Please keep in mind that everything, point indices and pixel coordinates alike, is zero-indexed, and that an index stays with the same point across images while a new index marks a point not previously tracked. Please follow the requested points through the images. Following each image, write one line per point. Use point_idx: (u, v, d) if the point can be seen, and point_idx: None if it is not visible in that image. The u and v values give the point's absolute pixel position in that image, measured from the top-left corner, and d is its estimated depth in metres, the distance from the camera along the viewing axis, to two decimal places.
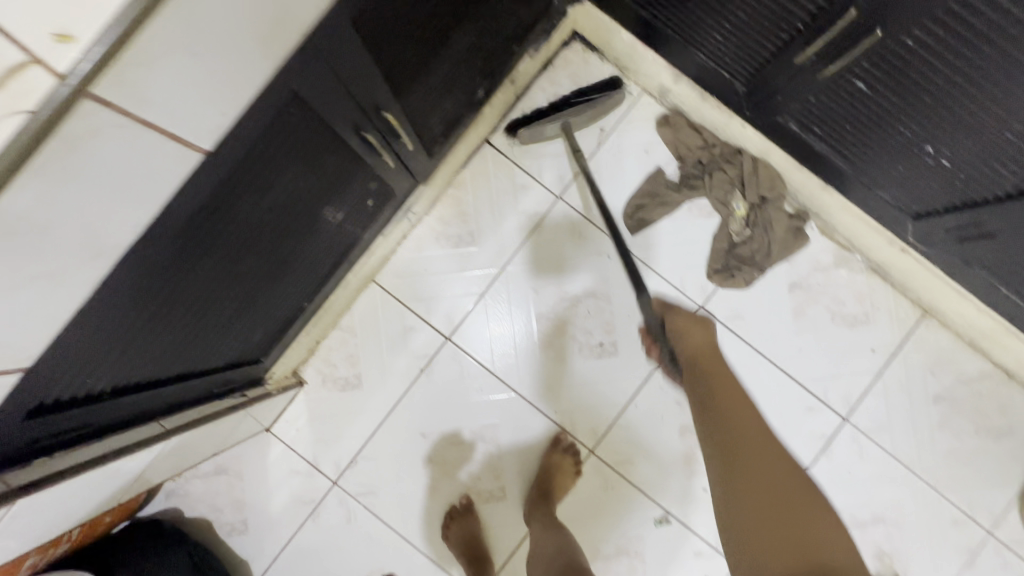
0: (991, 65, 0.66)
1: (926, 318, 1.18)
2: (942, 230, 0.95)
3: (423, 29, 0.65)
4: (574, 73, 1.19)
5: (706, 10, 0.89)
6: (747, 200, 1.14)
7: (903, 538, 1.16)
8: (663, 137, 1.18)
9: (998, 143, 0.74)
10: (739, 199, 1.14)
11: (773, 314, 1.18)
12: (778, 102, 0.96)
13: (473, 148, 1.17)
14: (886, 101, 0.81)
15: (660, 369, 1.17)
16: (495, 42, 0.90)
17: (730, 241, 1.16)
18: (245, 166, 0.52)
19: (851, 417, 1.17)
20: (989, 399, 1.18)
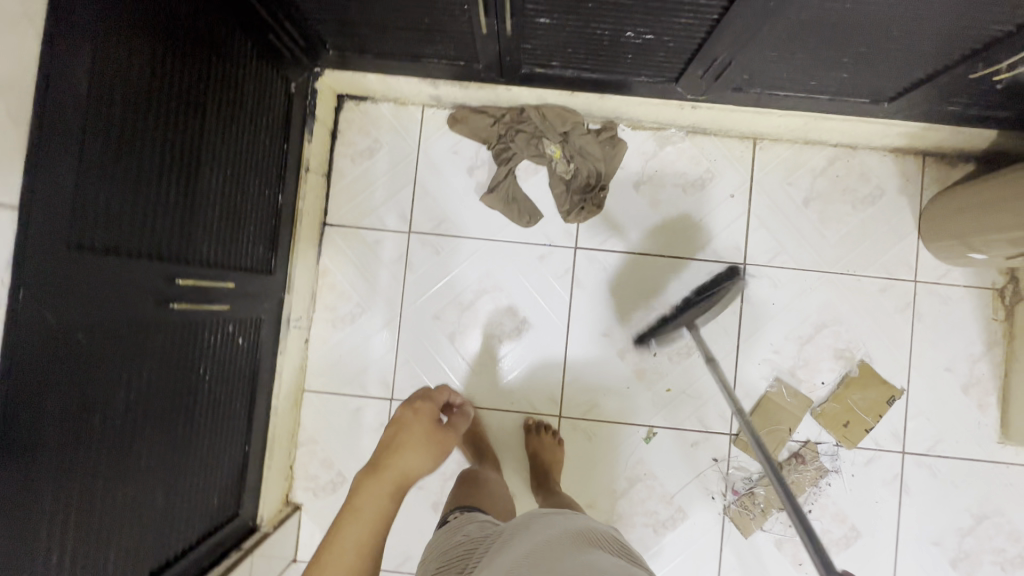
0: None
1: (757, 144, 1.26)
2: (699, 78, 1.03)
3: (160, 187, 0.74)
4: (361, 127, 1.29)
5: (400, 31, 0.99)
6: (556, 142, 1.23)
7: (849, 329, 1.24)
8: (461, 133, 1.27)
9: (660, 5, 0.83)
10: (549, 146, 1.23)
11: (636, 217, 1.27)
12: (512, 61, 1.05)
13: (318, 236, 1.27)
14: (572, 21, 0.89)
15: (574, 316, 1.26)
16: (256, 156, 1.00)
17: (565, 182, 1.25)
18: (68, 375, 0.62)
19: (748, 259, 1.26)
20: (848, 175, 1.26)
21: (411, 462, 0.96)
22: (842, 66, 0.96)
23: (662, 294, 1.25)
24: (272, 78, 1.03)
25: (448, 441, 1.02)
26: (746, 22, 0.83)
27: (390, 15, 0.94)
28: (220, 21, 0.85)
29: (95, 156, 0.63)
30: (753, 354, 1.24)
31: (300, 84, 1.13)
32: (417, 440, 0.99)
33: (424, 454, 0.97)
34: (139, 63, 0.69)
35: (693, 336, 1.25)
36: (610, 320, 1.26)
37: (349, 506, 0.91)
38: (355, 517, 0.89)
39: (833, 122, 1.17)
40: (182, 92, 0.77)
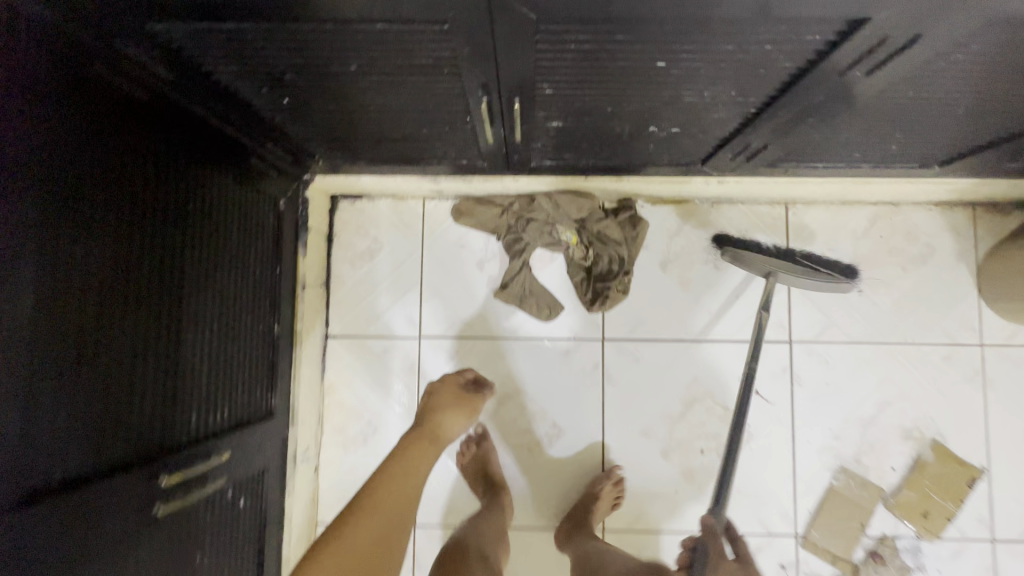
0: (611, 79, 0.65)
1: (790, 209, 1.16)
2: (729, 160, 0.93)
3: (128, 384, 0.63)
4: (358, 227, 1.19)
5: (397, 142, 0.90)
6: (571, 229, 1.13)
7: (914, 405, 1.12)
8: (467, 225, 1.17)
9: (690, 105, 0.73)
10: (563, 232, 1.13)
11: (665, 300, 1.15)
12: (520, 158, 0.95)
13: (320, 351, 1.16)
14: (588, 124, 0.80)
15: (608, 416, 1.14)
16: (247, 292, 0.89)
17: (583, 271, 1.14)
18: None
19: (794, 336, 1.14)
20: (893, 235, 1.15)
21: (452, 417, 0.95)
22: (892, 141, 0.86)
23: (702, 383, 1.14)
24: (257, 201, 0.92)
25: (481, 396, 1.02)
26: (790, 115, 0.73)
27: (386, 129, 0.85)
28: (192, 161, 0.73)
29: (39, 388, 0.51)
30: (811, 442, 1.12)
31: (290, 197, 1.02)
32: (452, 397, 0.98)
33: (460, 410, 0.96)
34: (86, 241, 0.56)
35: (742, 428, 1.12)
36: (648, 417, 1.14)
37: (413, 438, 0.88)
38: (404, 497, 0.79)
39: (875, 185, 1.06)
40: (150, 259, 0.66)
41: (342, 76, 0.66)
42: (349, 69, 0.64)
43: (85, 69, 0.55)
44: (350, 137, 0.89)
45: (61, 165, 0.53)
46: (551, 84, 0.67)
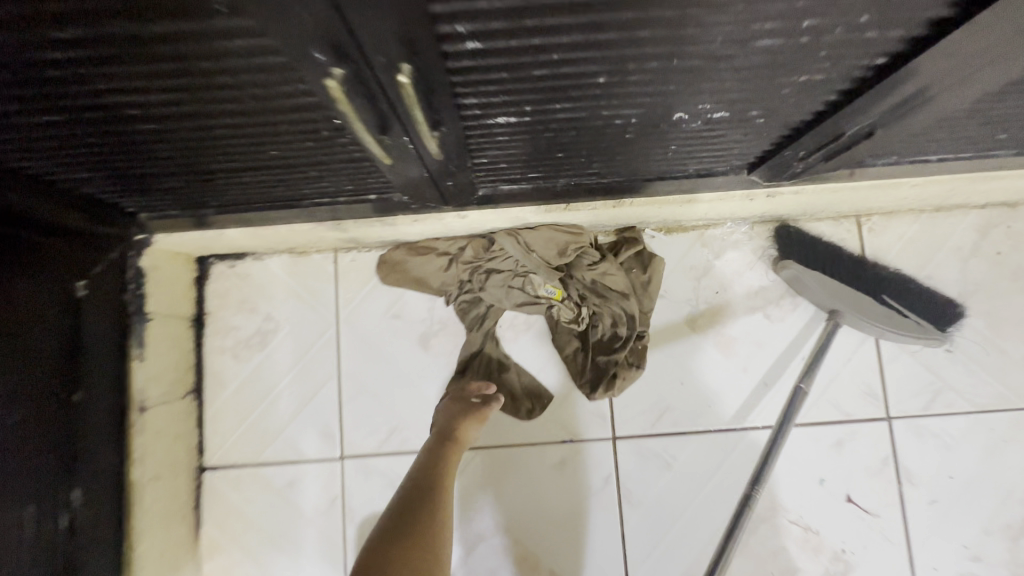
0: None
1: (864, 224, 0.80)
2: (798, 161, 0.58)
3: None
4: (241, 300, 0.81)
5: (250, 171, 0.55)
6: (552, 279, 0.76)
7: None
8: (400, 285, 0.80)
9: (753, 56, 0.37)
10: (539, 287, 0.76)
11: (699, 371, 0.78)
12: (457, 184, 0.59)
13: (191, 493, 0.77)
14: (550, 108, 0.45)
15: (633, 554, 0.76)
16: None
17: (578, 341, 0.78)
18: None
19: (893, 409, 0.77)
20: (1016, 249, 0.79)
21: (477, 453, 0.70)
22: None
23: (767, 492, 0.76)
24: (13, 289, 0.54)
25: None
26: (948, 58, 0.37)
27: (212, 148, 0.50)
28: None
29: None
30: (940, 569, 0.74)
31: (99, 273, 0.65)
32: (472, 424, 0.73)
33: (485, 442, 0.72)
34: None
35: (833, 557, 0.75)
36: (693, 551, 0.75)
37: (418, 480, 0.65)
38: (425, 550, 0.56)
39: (998, 180, 0.71)
40: None
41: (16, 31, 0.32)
42: None
43: None
44: (171, 166, 0.53)
45: None
46: (469, 24, 0.34)
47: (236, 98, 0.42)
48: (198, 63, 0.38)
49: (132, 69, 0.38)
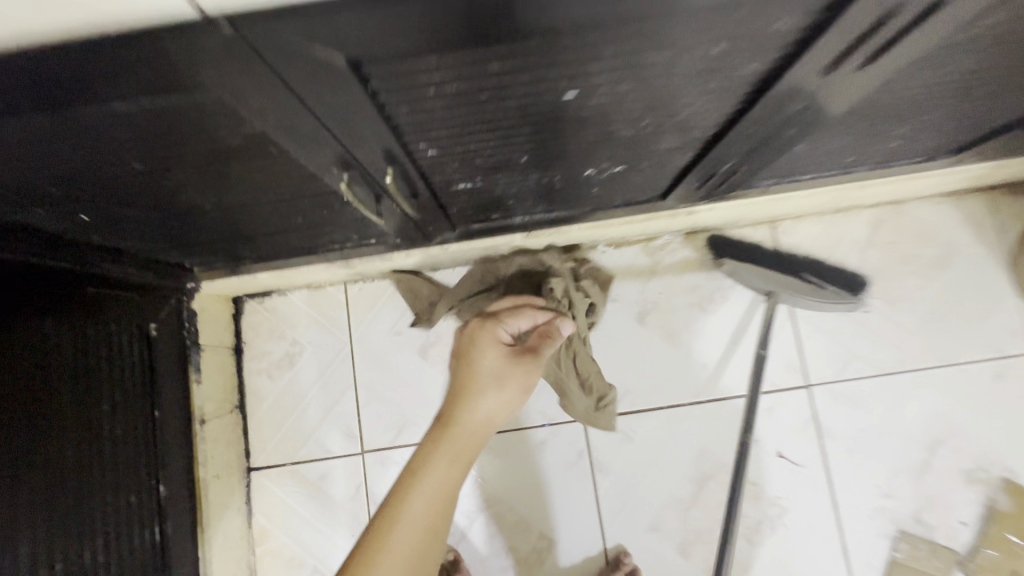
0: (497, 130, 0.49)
1: (778, 229, 0.97)
2: (694, 189, 0.76)
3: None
4: (271, 330, 0.99)
5: (280, 233, 0.72)
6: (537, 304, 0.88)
7: (972, 439, 0.91)
8: (400, 308, 0.98)
9: (630, 140, 0.55)
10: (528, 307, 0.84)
11: (651, 360, 0.95)
12: (436, 228, 0.76)
13: (242, 491, 0.94)
14: (500, 182, 0.62)
15: (606, 514, 0.92)
16: (109, 461, 0.69)
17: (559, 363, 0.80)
18: None
19: (812, 379, 0.94)
20: (904, 239, 0.96)
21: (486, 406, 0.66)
22: (887, 140, 0.68)
23: (713, 455, 0.93)
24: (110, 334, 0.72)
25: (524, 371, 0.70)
26: (756, 128, 0.55)
27: (251, 223, 0.67)
28: None
29: None
30: (859, 506, 0.90)
31: (165, 317, 0.82)
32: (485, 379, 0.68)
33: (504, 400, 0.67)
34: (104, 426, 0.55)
35: (770, 503, 0.91)
36: (656, 506, 0.92)
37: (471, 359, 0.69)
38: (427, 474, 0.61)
39: (872, 187, 0.88)
40: None
41: (142, 176, 0.49)
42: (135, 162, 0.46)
43: None
44: (222, 236, 0.70)
45: None
46: (428, 140, 0.49)
47: (285, 202, 0.59)
48: (276, 193, 0.56)
49: (248, 203, 0.59)
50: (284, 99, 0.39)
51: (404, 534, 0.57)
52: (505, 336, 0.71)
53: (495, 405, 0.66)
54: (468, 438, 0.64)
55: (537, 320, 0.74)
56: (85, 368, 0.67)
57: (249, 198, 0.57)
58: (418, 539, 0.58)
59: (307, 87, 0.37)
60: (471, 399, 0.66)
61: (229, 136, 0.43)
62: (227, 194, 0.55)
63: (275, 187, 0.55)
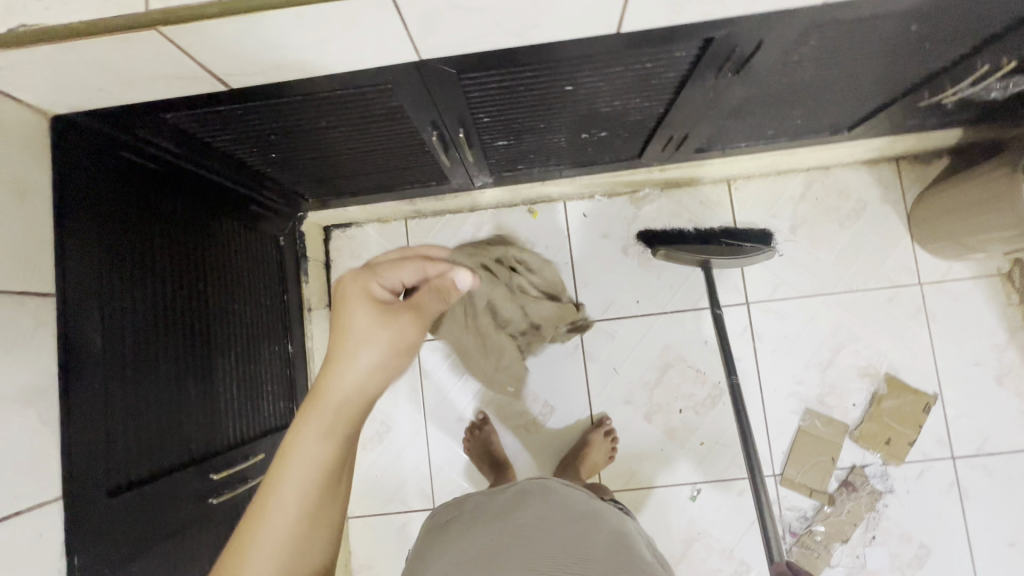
0: (530, 109, 0.80)
1: (732, 186, 1.29)
2: (660, 151, 1.07)
3: (180, 394, 0.78)
4: (351, 252, 1.34)
5: (374, 175, 1.05)
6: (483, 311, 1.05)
7: (865, 344, 1.24)
8: (446, 239, 1.32)
9: (610, 115, 0.86)
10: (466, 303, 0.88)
11: (631, 282, 1.29)
12: (478, 173, 1.08)
13: None
14: (526, 142, 0.94)
15: (593, 390, 1.27)
16: (262, 323, 1.04)
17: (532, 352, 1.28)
18: None
19: (750, 297, 1.27)
20: (828, 196, 1.27)
21: (351, 365, 0.51)
22: (793, 120, 0.99)
23: (673, 350, 1.27)
24: (259, 240, 1.07)
25: (406, 328, 0.56)
26: (690, 111, 0.87)
27: (360, 167, 1.00)
28: (203, 214, 0.88)
29: (117, 401, 0.66)
30: (778, 390, 1.24)
31: (286, 233, 1.17)
32: (360, 326, 0.54)
33: (376, 351, 0.53)
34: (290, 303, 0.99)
35: (714, 385, 1.25)
36: (630, 385, 1.27)
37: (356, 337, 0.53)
38: (293, 468, 0.48)
39: (799, 153, 1.19)
40: (181, 295, 0.81)
41: (316, 133, 0.82)
42: (321, 123, 0.78)
43: (117, 153, 0.70)
44: (339, 176, 1.03)
45: (115, 226, 0.68)
46: (487, 113, 0.80)
47: (388, 151, 0.93)
48: (385, 144, 0.89)
49: (366, 151, 0.92)
50: (418, 92, 0.70)
51: (292, 478, 0.48)
52: (377, 289, 0.58)
53: (368, 367, 0.52)
54: (334, 416, 0.50)
55: (421, 273, 0.64)
56: (246, 258, 1.01)
57: (370, 147, 0.90)
58: (315, 479, 0.48)
59: (434, 88, 0.69)
60: (337, 361, 0.51)
61: (377, 114, 0.76)
62: (357, 144, 0.88)
63: (387, 142, 0.89)
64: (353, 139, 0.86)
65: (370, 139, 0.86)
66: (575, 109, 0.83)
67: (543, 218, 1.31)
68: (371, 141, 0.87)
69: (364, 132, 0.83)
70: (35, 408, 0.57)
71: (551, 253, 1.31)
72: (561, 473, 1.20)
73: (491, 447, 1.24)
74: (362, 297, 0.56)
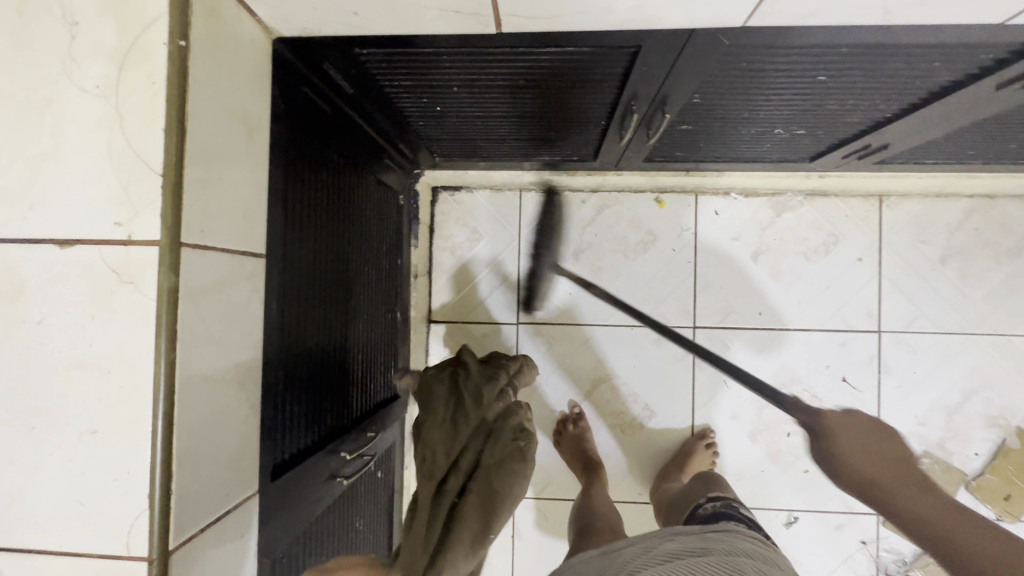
0: (756, 95, 0.69)
1: (883, 202, 1.18)
2: (840, 157, 0.96)
3: (325, 365, 0.71)
4: (458, 218, 1.24)
5: (520, 143, 0.95)
6: (483, 426, 0.79)
7: (999, 393, 1.16)
8: (562, 218, 1.23)
9: (832, 112, 0.75)
10: (456, 488, 0.75)
11: (756, 291, 1.19)
12: (631, 156, 0.98)
13: (424, 336, 1.23)
14: (713, 129, 0.83)
15: (699, 399, 1.20)
16: (380, 287, 0.96)
17: (447, 376, 0.85)
18: None
19: (883, 326, 1.17)
20: (988, 228, 1.16)
21: None
22: (1009, 143, 0.88)
23: (791, 370, 1.19)
24: (386, 198, 0.98)
25: None
26: (923, 119, 0.76)
27: (514, 133, 0.89)
28: (352, 168, 0.79)
29: (281, 381, 0.58)
30: (897, 428, 1.17)
31: (405, 192, 1.08)
32: None
33: None
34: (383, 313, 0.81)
35: None
36: (738, 399, 1.19)
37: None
38: None
39: (976, 178, 1.07)
40: (332, 256, 0.72)
41: (504, 90, 0.71)
42: (519, 81, 0.68)
43: (300, 89, 0.61)
44: (484, 138, 0.93)
45: (293, 177, 0.60)
46: (705, 94, 0.69)
47: (560, 120, 0.82)
48: (564, 113, 0.79)
49: (535, 117, 0.82)
50: (659, 62, 0.60)
51: None
52: None
53: None
54: None
55: None
56: (374, 217, 0.92)
57: (544, 113, 0.80)
58: None
59: (686, 57, 0.58)
60: None
61: (591, 78, 0.66)
62: (534, 109, 0.78)
63: (569, 111, 0.78)
64: (535, 102, 0.75)
65: (553, 105, 0.76)
66: (802, 102, 0.72)
67: (671, 209, 1.21)
68: (553, 107, 0.77)
69: (553, 96, 0.73)
70: (247, 395, 0.48)
71: (674, 248, 1.21)
72: (663, 483, 1.14)
73: (587, 445, 1.17)
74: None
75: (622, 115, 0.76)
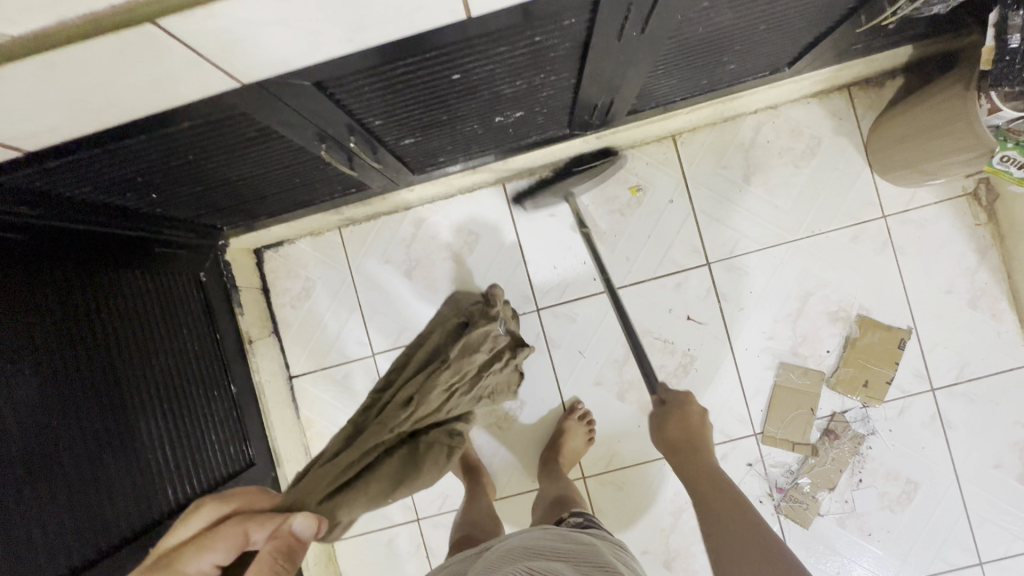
0: (425, 103, 0.72)
1: (677, 142, 1.21)
2: (590, 120, 0.98)
3: (95, 473, 0.73)
4: (289, 271, 1.26)
5: (283, 194, 0.96)
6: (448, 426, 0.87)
7: (834, 288, 1.19)
8: (385, 245, 1.24)
9: (517, 96, 0.78)
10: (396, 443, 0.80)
11: (585, 258, 1.22)
12: (399, 174, 1.00)
13: (289, 393, 1.25)
14: (438, 134, 0.85)
15: (562, 376, 1.23)
16: (194, 367, 0.98)
17: (469, 351, 0.92)
18: None
19: (710, 257, 1.21)
20: (779, 138, 1.20)
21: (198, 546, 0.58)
22: (726, 67, 0.91)
23: (639, 323, 1.21)
24: (178, 283, 0.99)
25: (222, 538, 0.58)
26: (604, 77, 0.78)
27: (262, 189, 0.90)
28: (96, 274, 0.80)
29: (10, 506, 0.62)
30: (750, 348, 1.20)
31: (208, 268, 1.09)
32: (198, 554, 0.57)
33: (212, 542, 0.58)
34: (155, 412, 0.85)
35: (684, 353, 1.21)
36: (598, 365, 1.22)
37: (211, 533, 0.58)
38: None
39: (742, 97, 1.11)
40: (81, 365, 0.74)
41: (188, 166, 0.73)
42: (189, 157, 0.70)
43: None
44: (241, 200, 0.94)
45: None
46: (377, 115, 0.72)
47: (283, 170, 0.84)
48: (275, 165, 0.81)
49: (256, 176, 0.83)
50: (277, 107, 0.61)
51: None
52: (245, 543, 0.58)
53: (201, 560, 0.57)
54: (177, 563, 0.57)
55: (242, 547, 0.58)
56: (163, 304, 0.93)
57: (258, 171, 0.81)
58: None
59: (297, 102, 0.60)
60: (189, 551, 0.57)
61: (245, 138, 0.68)
62: (242, 171, 0.80)
63: (278, 163, 0.80)
64: (233, 167, 0.77)
65: (254, 163, 0.78)
66: (476, 96, 0.73)
67: (483, 204, 1.23)
68: (257, 164, 0.78)
69: (239, 159, 0.74)
70: None
71: (498, 241, 1.23)
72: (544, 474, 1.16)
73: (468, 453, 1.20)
74: (238, 530, 0.58)
75: (323, 154, 0.77)
